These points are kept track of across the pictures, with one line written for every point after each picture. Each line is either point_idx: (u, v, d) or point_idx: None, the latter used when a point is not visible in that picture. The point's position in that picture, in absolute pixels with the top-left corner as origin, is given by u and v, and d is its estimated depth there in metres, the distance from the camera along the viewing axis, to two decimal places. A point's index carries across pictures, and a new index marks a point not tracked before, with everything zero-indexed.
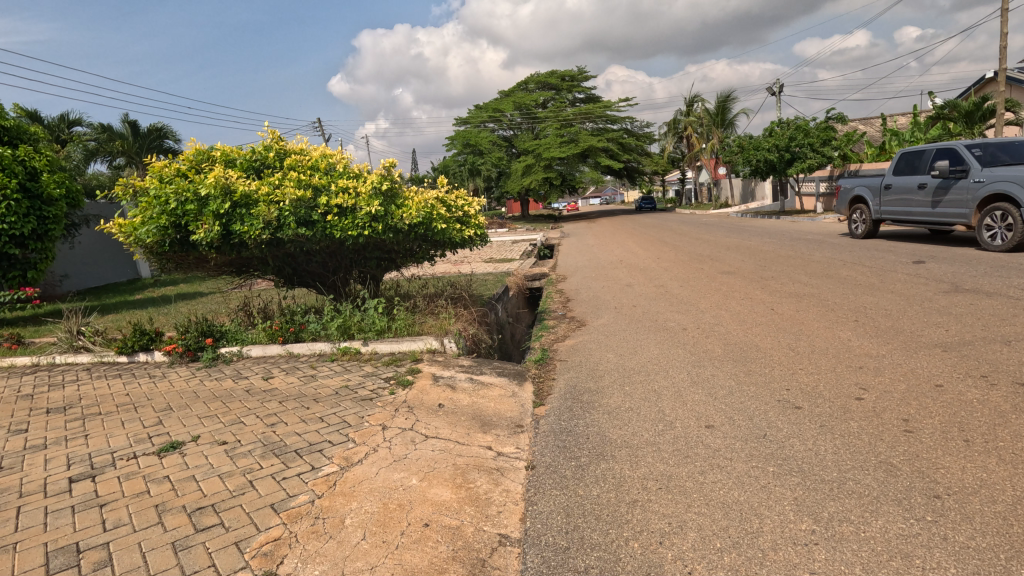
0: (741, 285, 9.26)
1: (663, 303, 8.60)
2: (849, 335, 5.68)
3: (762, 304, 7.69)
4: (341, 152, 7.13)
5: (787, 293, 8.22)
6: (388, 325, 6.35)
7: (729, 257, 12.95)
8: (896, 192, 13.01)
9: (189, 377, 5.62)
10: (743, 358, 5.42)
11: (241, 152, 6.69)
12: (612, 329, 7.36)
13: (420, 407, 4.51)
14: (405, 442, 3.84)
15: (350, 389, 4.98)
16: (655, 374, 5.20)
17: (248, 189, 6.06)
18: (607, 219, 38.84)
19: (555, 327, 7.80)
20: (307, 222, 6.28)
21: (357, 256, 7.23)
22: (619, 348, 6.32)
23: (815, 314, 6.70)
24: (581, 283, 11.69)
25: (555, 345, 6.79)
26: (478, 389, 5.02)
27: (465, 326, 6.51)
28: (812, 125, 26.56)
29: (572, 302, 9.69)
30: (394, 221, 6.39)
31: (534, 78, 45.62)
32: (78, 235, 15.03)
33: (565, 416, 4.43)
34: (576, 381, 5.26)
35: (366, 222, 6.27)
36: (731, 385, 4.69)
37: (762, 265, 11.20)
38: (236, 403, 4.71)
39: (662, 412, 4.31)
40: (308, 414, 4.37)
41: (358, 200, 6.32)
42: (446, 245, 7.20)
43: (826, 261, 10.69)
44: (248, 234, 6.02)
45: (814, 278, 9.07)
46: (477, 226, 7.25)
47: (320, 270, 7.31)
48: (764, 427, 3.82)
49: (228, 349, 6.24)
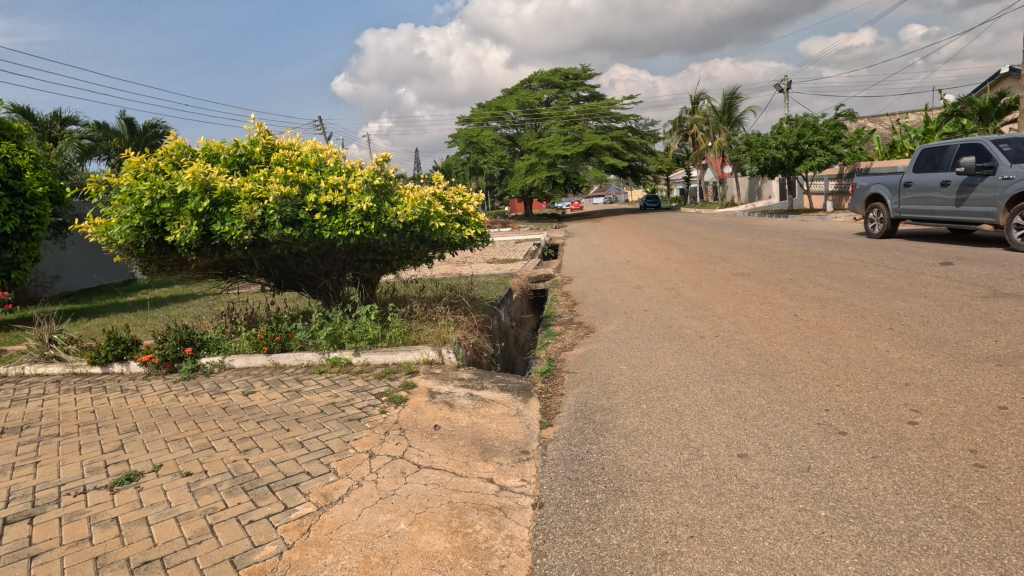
0: (759, 288, 8.75)
1: (676, 307, 8.10)
2: (887, 345, 5.17)
3: (784, 309, 7.17)
4: (332, 147, 6.67)
5: (809, 297, 7.70)
6: (382, 332, 5.88)
7: (742, 258, 12.42)
8: (917, 190, 12.47)
9: (163, 391, 5.16)
10: (771, 371, 4.92)
11: (225, 147, 6.26)
12: (624, 336, 6.86)
13: (413, 429, 4.02)
14: (393, 474, 3.36)
15: (337, 407, 4.49)
16: (674, 390, 4.70)
17: (229, 186, 5.62)
18: (611, 218, 38.39)
19: (562, 334, 7.29)
20: (293, 221, 5.81)
21: (350, 258, 6.77)
22: (632, 358, 5.82)
23: (844, 321, 6.18)
24: (588, 286, 11.18)
25: (562, 355, 6.29)
26: (478, 408, 4.53)
27: (465, 334, 6.03)
28: (822, 122, 25.95)
29: (579, 306, 9.19)
30: (388, 220, 5.91)
31: (538, 76, 45.13)
32: (68, 236, 14.64)
33: (576, 440, 3.94)
34: (587, 397, 4.77)
35: (358, 221, 5.80)
36: (762, 405, 4.18)
37: (778, 266, 10.68)
38: (210, 423, 4.23)
39: (686, 436, 3.81)
40: (287, 438, 3.89)
41: (348, 197, 5.86)
42: (445, 246, 6.71)
43: (846, 262, 10.15)
44: (229, 235, 5.56)
45: (836, 281, 8.56)
46: (477, 225, 6.76)
47: (311, 273, 6.85)
48: (806, 457, 3.31)
49: (209, 359, 5.77)
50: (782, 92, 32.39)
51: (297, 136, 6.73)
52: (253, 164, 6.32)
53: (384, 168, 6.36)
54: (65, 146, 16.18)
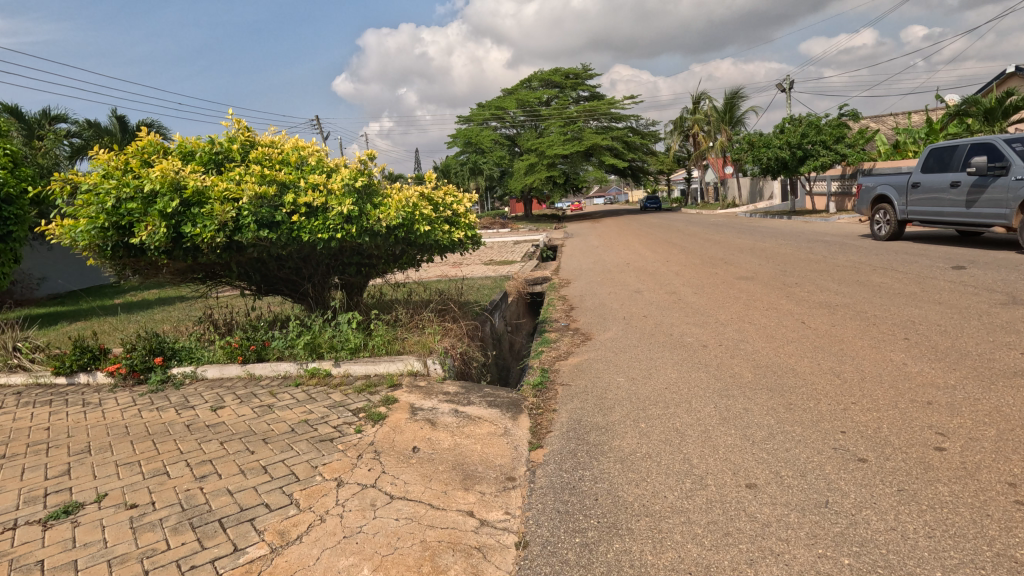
0: (763, 293, 8.39)
1: (677, 313, 7.75)
2: (904, 357, 4.82)
3: (791, 316, 6.82)
4: (315, 145, 6.32)
5: (817, 302, 7.35)
6: (365, 341, 5.54)
7: (745, 261, 12.08)
8: (925, 191, 12.13)
9: (127, 405, 4.81)
10: (780, 386, 4.56)
11: (201, 145, 5.92)
12: (622, 344, 6.51)
13: (389, 452, 3.67)
14: (362, 507, 3.01)
15: (309, 425, 4.15)
16: (675, 407, 4.35)
17: (202, 185, 5.27)
18: (610, 219, 38.00)
19: (557, 341, 6.94)
20: (270, 224, 5.47)
21: (334, 261, 6.44)
22: (630, 369, 5.48)
23: (855, 330, 5.83)
24: (586, 289, 10.84)
25: (556, 365, 5.93)
26: (463, 426, 4.18)
27: (453, 343, 5.67)
28: (825, 121, 25.60)
29: (576, 311, 8.84)
30: (370, 222, 5.56)
31: (538, 76, 44.81)
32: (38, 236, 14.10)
33: (568, 465, 3.59)
34: (581, 414, 4.41)
35: (339, 224, 5.46)
36: (772, 425, 3.83)
37: (783, 270, 10.32)
38: (169, 443, 3.88)
39: (688, 461, 3.46)
40: (250, 462, 3.54)
41: (329, 197, 5.52)
42: (434, 250, 6.36)
43: (853, 265, 9.79)
44: (200, 237, 5.20)
45: (844, 285, 8.20)
46: (467, 227, 6.41)
47: (293, 277, 6.51)
48: (823, 490, 2.96)
49: (180, 370, 5.43)
50: (784, 92, 32.09)
51: (278, 132, 6.40)
52: (230, 162, 5.97)
53: (368, 168, 6.02)
54: (54, 144, 15.88)
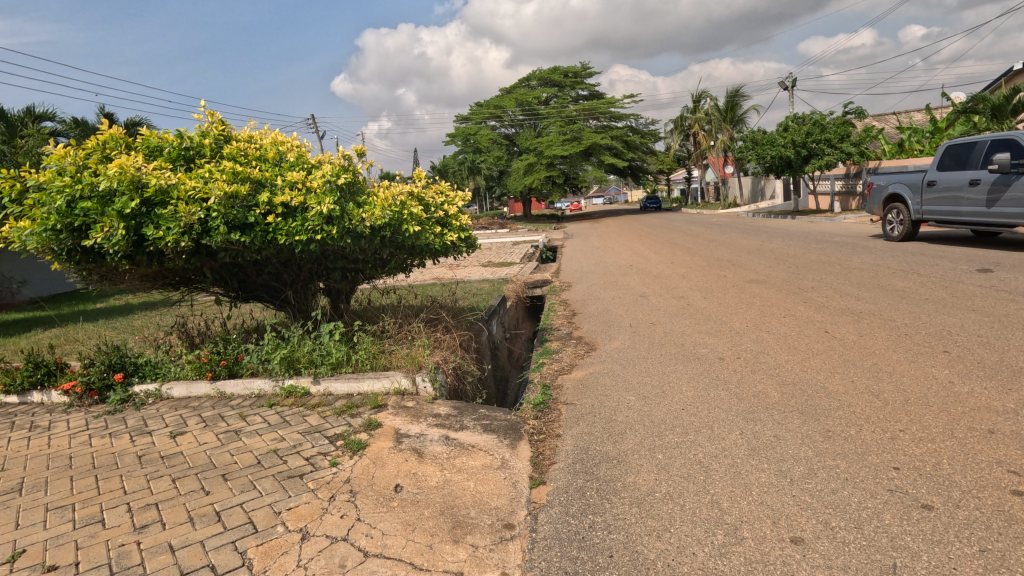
0: (778, 298, 7.90)
1: (687, 320, 7.24)
2: (949, 374, 4.32)
3: (812, 324, 6.31)
4: (296, 139, 5.80)
5: (838, 309, 6.84)
6: (349, 354, 5.04)
7: (754, 263, 11.57)
8: (941, 190, 11.66)
9: (78, 429, 4.29)
10: (812, 407, 4.06)
11: (168, 139, 5.39)
12: (630, 355, 5.99)
13: (367, 493, 3.16)
14: (328, 570, 2.50)
15: (278, 456, 3.62)
16: (695, 434, 3.84)
17: (166, 183, 4.74)
18: (610, 219, 37.43)
19: (559, 352, 6.42)
20: (243, 225, 4.94)
21: (316, 265, 5.93)
22: (641, 386, 4.96)
23: (887, 341, 5.31)
24: (588, 293, 10.34)
25: (559, 381, 5.42)
26: (454, 457, 3.66)
27: (445, 356, 5.14)
28: (829, 119, 25.12)
29: (578, 317, 8.33)
30: (353, 223, 5.03)
31: (537, 74, 44.30)
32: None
33: (576, 509, 3.07)
34: (589, 442, 3.90)
35: (318, 225, 4.95)
36: (810, 458, 3.31)
37: (796, 272, 9.82)
38: (113, 481, 3.35)
39: (717, 505, 2.94)
40: (203, 506, 3.03)
41: (307, 196, 5.00)
42: (424, 253, 5.84)
43: (871, 268, 9.28)
44: (163, 240, 4.66)
45: (865, 289, 7.71)
46: (461, 228, 5.90)
47: (273, 283, 6.01)
48: (886, 549, 2.46)
49: (143, 388, 4.90)
50: (786, 90, 31.61)
51: (255, 126, 5.88)
52: (201, 158, 5.43)
53: (351, 163, 5.51)
54: (36, 143, 15.30)
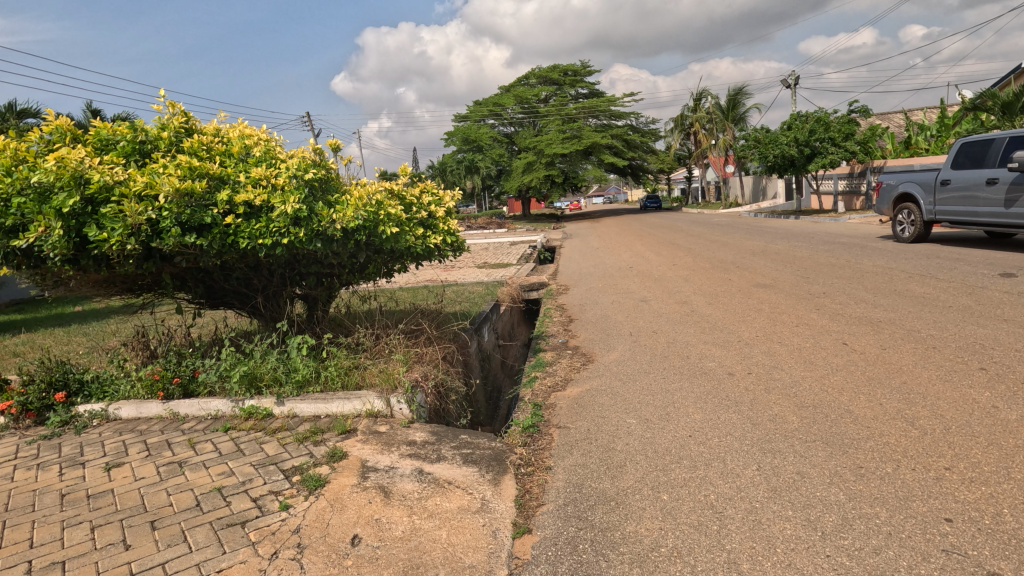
0: (788, 305, 7.40)
1: (692, 329, 6.73)
2: (992, 398, 3.82)
3: (828, 335, 5.80)
4: (266, 133, 5.30)
5: (855, 318, 6.33)
6: (317, 371, 4.53)
7: (760, 265, 11.06)
8: (955, 189, 11.17)
9: (5, 457, 3.79)
10: (838, 435, 3.57)
11: (122, 131, 4.88)
12: (630, 369, 5.50)
13: (318, 549, 2.66)
14: None
15: (221, 497, 3.13)
16: (705, 469, 3.34)
17: (112, 179, 4.22)
18: (610, 219, 36.84)
19: (553, 364, 5.91)
20: (200, 227, 4.43)
21: (289, 270, 5.42)
22: (642, 407, 4.46)
23: (914, 356, 4.81)
24: (587, 297, 9.85)
25: (552, 399, 4.91)
26: (426, 498, 3.16)
27: (425, 373, 4.64)
28: (833, 118, 24.60)
29: (575, 324, 7.82)
30: (322, 224, 4.50)
31: (536, 72, 43.81)
32: None
33: (565, 568, 2.57)
34: (582, 478, 3.40)
35: (284, 226, 4.43)
36: (842, 504, 2.81)
37: (804, 276, 9.31)
38: (21, 531, 2.85)
39: (735, 568, 2.45)
40: (117, 567, 2.53)
41: (273, 194, 4.49)
42: (405, 257, 5.33)
43: (885, 272, 8.78)
44: (106, 243, 4.13)
45: (881, 296, 7.21)
46: (446, 230, 5.40)
47: (241, 289, 5.51)
48: None
49: (88, 408, 4.40)
50: (789, 88, 31.09)
51: (222, 118, 5.37)
52: (159, 153, 4.91)
53: (324, 158, 4.99)
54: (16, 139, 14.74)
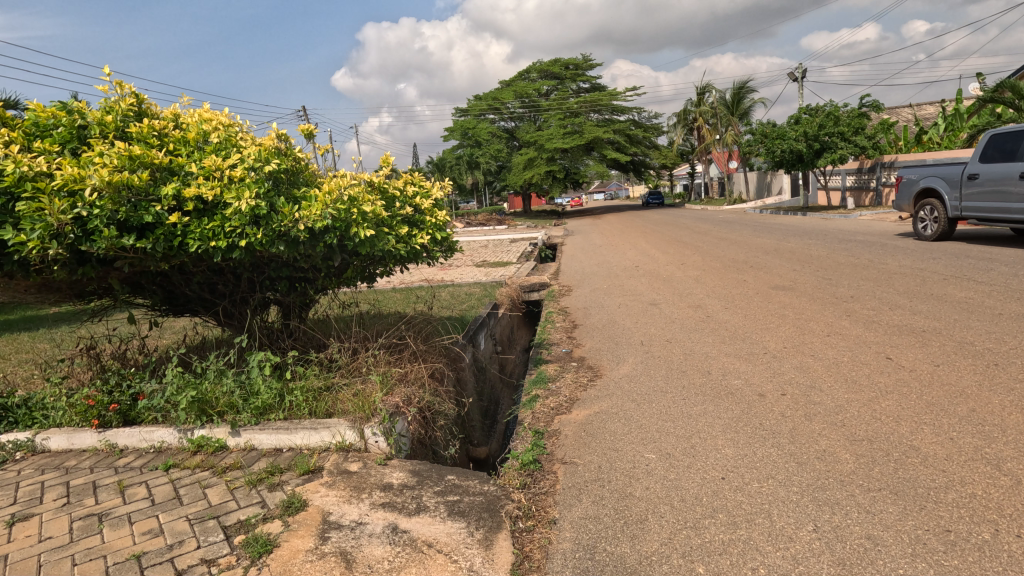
0: (814, 310, 6.74)
1: (710, 338, 6.07)
2: None
3: (867, 347, 5.13)
4: (229, 118, 4.62)
5: (893, 326, 5.67)
6: (281, 394, 3.88)
7: (776, 265, 10.39)
8: (985, 184, 10.48)
9: None
10: (908, 482, 2.91)
11: (56, 115, 4.21)
12: (644, 387, 4.84)
13: None
14: None
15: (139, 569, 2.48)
16: (750, 529, 2.68)
17: (33, 170, 3.56)
18: (613, 215, 36.06)
19: (556, 380, 5.24)
20: (141, 227, 3.77)
21: (257, 275, 4.77)
22: (662, 437, 3.80)
23: (975, 376, 4.15)
24: (591, 300, 9.18)
25: (556, 425, 4.25)
26: (400, 569, 2.51)
27: (407, 397, 4.00)
28: (843, 111, 23.84)
29: (579, 331, 7.16)
30: (285, 224, 3.81)
31: (537, 67, 43.07)
32: None
33: None
34: (595, 539, 2.74)
35: (239, 226, 3.75)
36: None
37: (826, 277, 8.66)
38: None
39: None
40: None
41: (227, 188, 3.81)
42: (388, 261, 4.66)
43: (914, 273, 8.10)
44: (24, 246, 3.47)
45: (918, 300, 6.55)
46: (436, 229, 4.73)
47: (204, 295, 4.86)
48: None
49: (11, 438, 3.76)
50: (796, 81, 30.29)
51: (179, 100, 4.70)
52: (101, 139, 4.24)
53: (290, 146, 4.30)
54: None
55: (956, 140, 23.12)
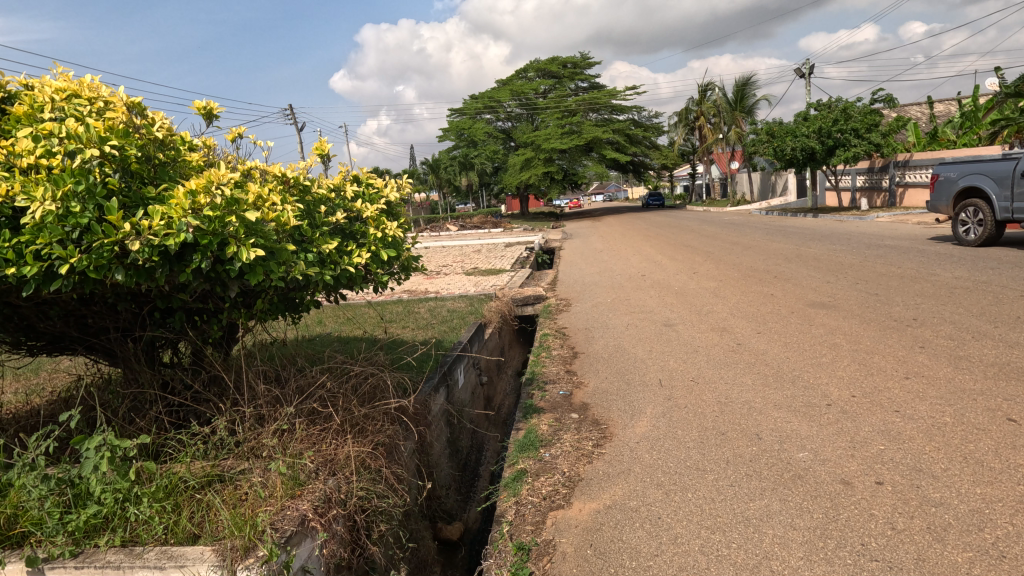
0: (874, 338, 5.39)
1: (749, 378, 4.73)
2: None
3: (971, 400, 3.78)
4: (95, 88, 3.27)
5: (991, 366, 4.32)
6: (127, 500, 2.51)
7: (803, 276, 9.04)
8: None
9: None
10: None
11: None
12: (671, 460, 3.49)
13: None
14: None
15: None
16: None
17: None
18: (612, 218, 34.50)
19: (550, 444, 3.89)
20: None
21: (136, 307, 3.42)
22: (714, 571, 2.44)
23: None
24: (593, 318, 7.82)
25: (548, 532, 2.89)
26: None
27: (324, 498, 2.63)
28: (856, 107, 22.48)
29: (580, 363, 5.81)
30: (123, 238, 2.45)
31: (534, 65, 41.70)
32: None
33: None
34: None
35: (49, 242, 2.39)
36: None
37: (870, 291, 7.33)
38: None
39: None
40: None
41: (40, 182, 2.46)
42: (312, 287, 3.30)
43: (980, 288, 6.76)
44: None
45: (1006, 326, 5.22)
46: (381, 243, 3.39)
47: (66, 333, 3.50)
48: None
49: None
50: (804, 76, 28.94)
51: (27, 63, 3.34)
52: None
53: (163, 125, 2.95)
54: None
55: (974, 137, 21.86)
